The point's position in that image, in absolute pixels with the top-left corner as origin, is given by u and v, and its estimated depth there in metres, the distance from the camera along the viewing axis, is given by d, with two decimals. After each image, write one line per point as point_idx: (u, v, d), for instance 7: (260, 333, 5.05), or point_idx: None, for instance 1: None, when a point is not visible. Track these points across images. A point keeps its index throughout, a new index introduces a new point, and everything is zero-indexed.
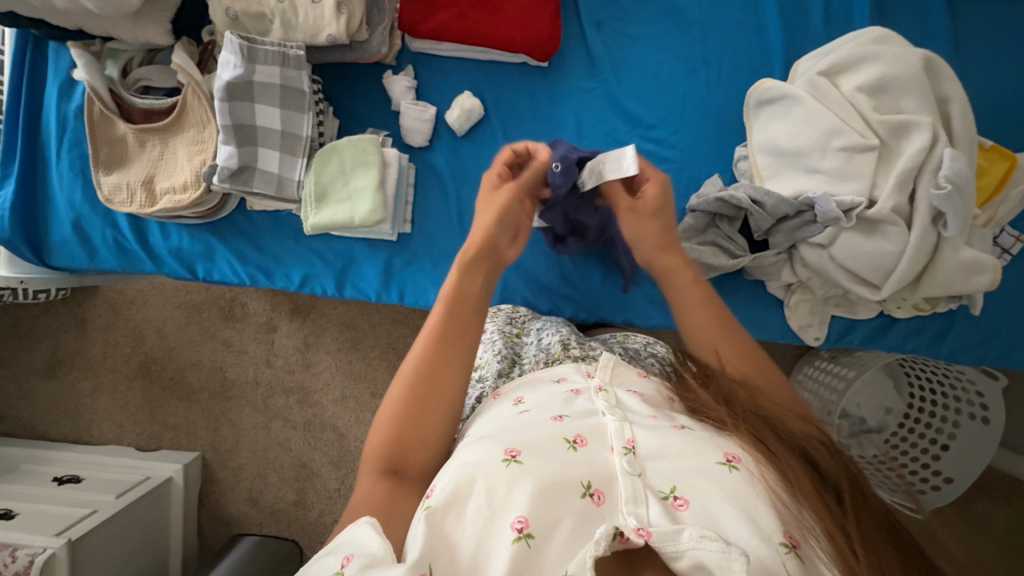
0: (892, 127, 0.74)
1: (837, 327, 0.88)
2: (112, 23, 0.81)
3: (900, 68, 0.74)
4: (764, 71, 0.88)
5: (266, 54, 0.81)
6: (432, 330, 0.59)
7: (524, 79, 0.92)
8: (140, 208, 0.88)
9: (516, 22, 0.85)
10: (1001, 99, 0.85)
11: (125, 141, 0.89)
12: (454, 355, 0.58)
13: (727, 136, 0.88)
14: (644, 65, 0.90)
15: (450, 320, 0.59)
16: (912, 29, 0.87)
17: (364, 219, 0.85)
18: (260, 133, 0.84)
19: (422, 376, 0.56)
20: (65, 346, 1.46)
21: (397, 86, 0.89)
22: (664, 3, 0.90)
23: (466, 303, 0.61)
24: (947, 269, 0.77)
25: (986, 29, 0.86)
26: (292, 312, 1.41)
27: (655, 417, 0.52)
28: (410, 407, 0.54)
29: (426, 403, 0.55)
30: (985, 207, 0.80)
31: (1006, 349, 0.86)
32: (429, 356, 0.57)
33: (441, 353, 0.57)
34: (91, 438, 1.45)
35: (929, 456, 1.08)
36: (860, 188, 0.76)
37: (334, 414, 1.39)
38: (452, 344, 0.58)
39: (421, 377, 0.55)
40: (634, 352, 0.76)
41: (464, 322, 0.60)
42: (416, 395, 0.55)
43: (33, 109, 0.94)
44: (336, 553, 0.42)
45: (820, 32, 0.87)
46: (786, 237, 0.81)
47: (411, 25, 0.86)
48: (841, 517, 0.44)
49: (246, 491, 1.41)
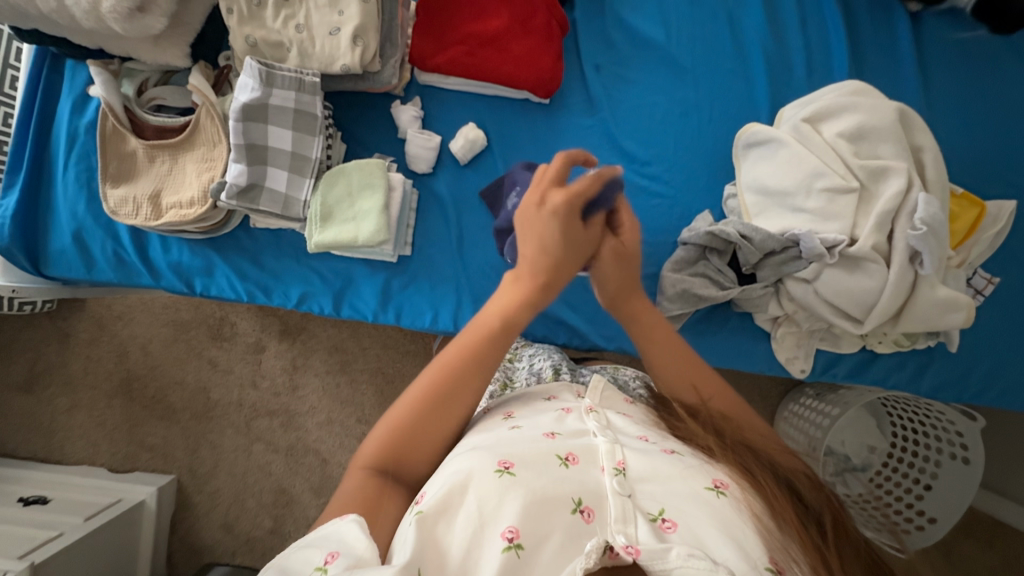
0: (871, 171, 0.80)
1: (822, 360, 0.91)
2: (133, 44, 0.84)
3: (877, 118, 0.80)
4: (753, 116, 0.93)
5: (283, 79, 0.85)
6: (463, 345, 0.58)
7: (526, 113, 0.96)
8: (145, 221, 0.89)
9: (521, 61, 0.90)
10: (968, 151, 0.92)
11: (135, 157, 0.91)
12: (471, 379, 0.57)
13: (718, 174, 0.92)
14: (640, 106, 0.95)
15: (494, 338, 0.59)
16: (886, 83, 0.94)
17: (368, 239, 0.87)
18: (271, 153, 0.87)
19: (446, 387, 0.56)
20: (45, 361, 1.43)
21: (404, 115, 0.93)
22: (660, 50, 0.96)
23: (514, 329, 0.60)
24: (925, 306, 0.81)
25: (954, 86, 0.93)
26: (281, 333, 1.40)
27: (645, 440, 0.53)
28: (424, 410, 0.55)
29: (436, 417, 0.55)
30: (959, 249, 0.85)
31: (982, 387, 0.90)
32: (447, 374, 0.56)
33: (471, 366, 0.57)
34: (63, 457, 1.41)
35: (913, 496, 1.10)
36: (842, 227, 0.80)
37: (318, 438, 1.37)
38: (484, 360, 0.58)
39: (448, 382, 0.56)
40: (623, 383, 0.77)
41: (490, 347, 0.58)
42: (436, 403, 0.55)
43: (44, 122, 0.96)
44: (320, 547, 0.42)
45: (803, 83, 0.94)
46: (773, 271, 0.85)
47: (422, 59, 0.91)
48: (824, 546, 0.44)
49: (222, 517, 1.37)
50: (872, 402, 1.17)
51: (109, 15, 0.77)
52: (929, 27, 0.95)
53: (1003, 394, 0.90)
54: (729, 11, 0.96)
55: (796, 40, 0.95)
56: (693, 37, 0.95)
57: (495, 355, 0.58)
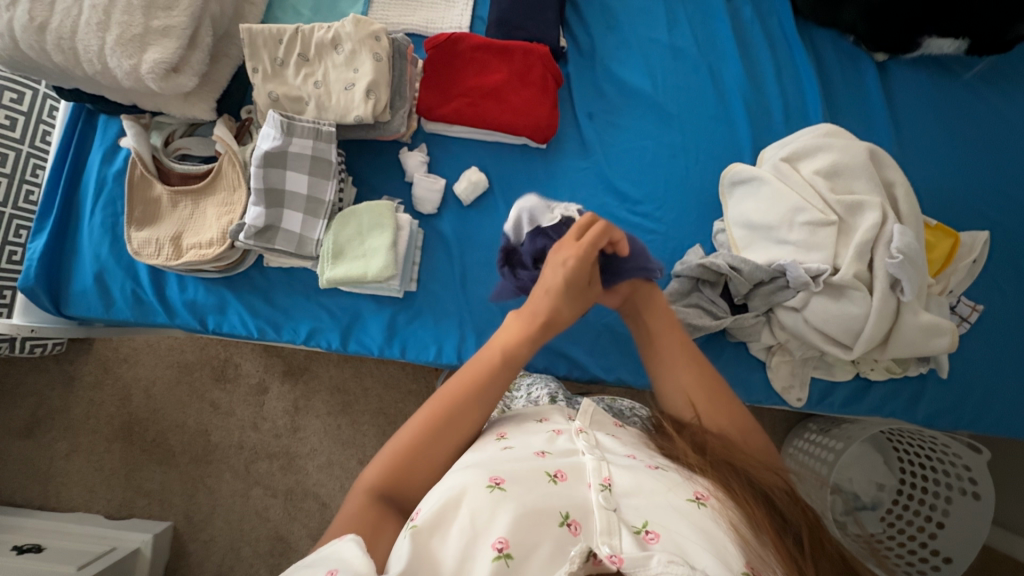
0: (848, 206, 0.85)
1: (817, 390, 0.93)
2: (165, 100, 0.92)
3: (850, 157, 0.86)
4: (737, 157, 1.00)
5: (302, 129, 0.92)
6: (451, 393, 0.59)
7: (525, 158, 1.03)
8: (166, 261, 0.93)
9: (520, 110, 0.98)
10: (940, 188, 0.98)
11: (160, 202, 0.97)
12: (459, 424, 0.57)
13: (707, 212, 0.99)
14: (631, 149, 1.02)
15: (481, 384, 0.60)
16: (859, 126, 1.02)
17: (377, 274, 0.91)
18: (287, 197, 0.93)
19: (451, 412, 0.57)
20: (48, 405, 1.44)
21: (411, 160, 1.00)
22: (648, 99, 1.04)
23: (513, 361, 0.63)
24: (909, 331, 0.84)
25: (922, 128, 1.01)
26: (285, 373, 1.42)
27: (632, 457, 0.53)
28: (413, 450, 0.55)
29: (425, 459, 0.55)
30: (939, 277, 0.90)
31: (978, 414, 0.91)
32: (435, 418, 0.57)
33: (475, 391, 0.59)
34: (58, 504, 1.40)
35: (925, 534, 1.08)
36: (824, 257, 0.85)
37: (318, 481, 1.37)
38: (478, 404, 0.59)
39: (435, 425, 0.56)
40: (618, 410, 0.78)
41: (479, 394, 0.59)
42: (439, 429, 0.56)
43: (75, 171, 1.03)
44: (318, 567, 0.39)
45: (781, 128, 1.01)
46: (763, 300, 0.89)
47: (429, 110, 0.99)
48: (798, 556, 0.45)
49: (217, 566, 1.34)
50: (878, 437, 1.16)
51: (146, 75, 0.84)
52: (895, 75, 1.04)
53: (998, 421, 0.91)
54: (709, 64, 1.04)
55: (772, 89, 1.03)
56: (677, 87, 1.04)
57: (488, 397, 0.60)
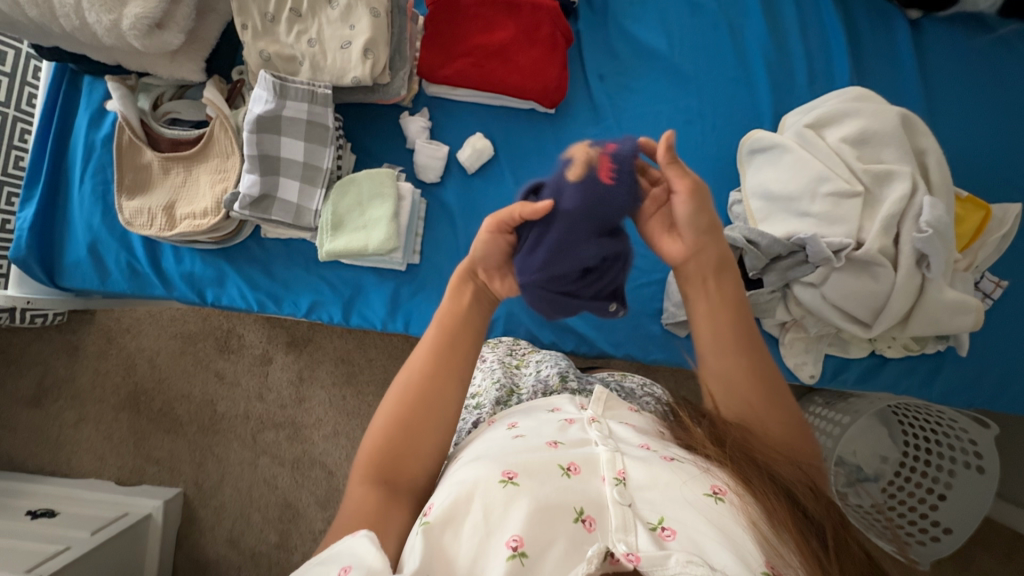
0: (875, 175, 0.80)
1: (831, 366, 0.91)
2: (150, 59, 0.87)
3: (880, 123, 0.81)
4: (757, 123, 0.95)
5: (297, 91, 0.87)
6: (413, 375, 0.56)
7: (533, 123, 0.98)
8: (159, 231, 0.90)
9: (528, 72, 0.92)
10: (972, 156, 0.92)
11: (150, 168, 0.93)
12: (433, 407, 0.55)
13: (723, 181, 0.94)
14: (645, 115, 0.96)
15: (443, 360, 0.57)
16: (888, 89, 0.95)
17: (378, 247, 0.88)
18: (283, 164, 0.89)
19: (417, 394, 0.55)
20: (54, 374, 1.44)
21: (413, 126, 0.95)
22: (664, 59, 0.98)
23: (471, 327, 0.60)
24: (933, 307, 0.81)
25: (956, 91, 0.95)
26: (288, 344, 1.41)
27: (647, 448, 0.50)
28: (391, 440, 0.53)
29: (406, 448, 0.53)
30: (966, 252, 0.86)
31: (997, 391, 0.89)
32: (405, 405, 0.55)
33: (441, 369, 0.57)
34: (69, 470, 1.41)
35: (926, 506, 1.07)
36: (848, 231, 0.80)
37: (324, 451, 1.37)
38: (446, 382, 0.56)
39: (403, 412, 0.54)
40: (629, 390, 0.75)
41: (446, 369, 0.57)
42: (414, 414, 0.54)
43: (62, 136, 0.98)
44: (331, 564, 0.38)
45: (805, 91, 0.95)
46: (779, 275, 0.84)
47: (431, 71, 0.93)
48: (824, 559, 0.42)
49: (227, 532, 1.36)
50: (884, 411, 1.15)
51: (128, 32, 0.79)
52: (929, 33, 0.97)
53: (1018, 398, 0.88)
54: (729, 20, 0.98)
55: (797, 48, 0.96)
56: (694, 46, 0.97)
57: (457, 371, 0.57)
